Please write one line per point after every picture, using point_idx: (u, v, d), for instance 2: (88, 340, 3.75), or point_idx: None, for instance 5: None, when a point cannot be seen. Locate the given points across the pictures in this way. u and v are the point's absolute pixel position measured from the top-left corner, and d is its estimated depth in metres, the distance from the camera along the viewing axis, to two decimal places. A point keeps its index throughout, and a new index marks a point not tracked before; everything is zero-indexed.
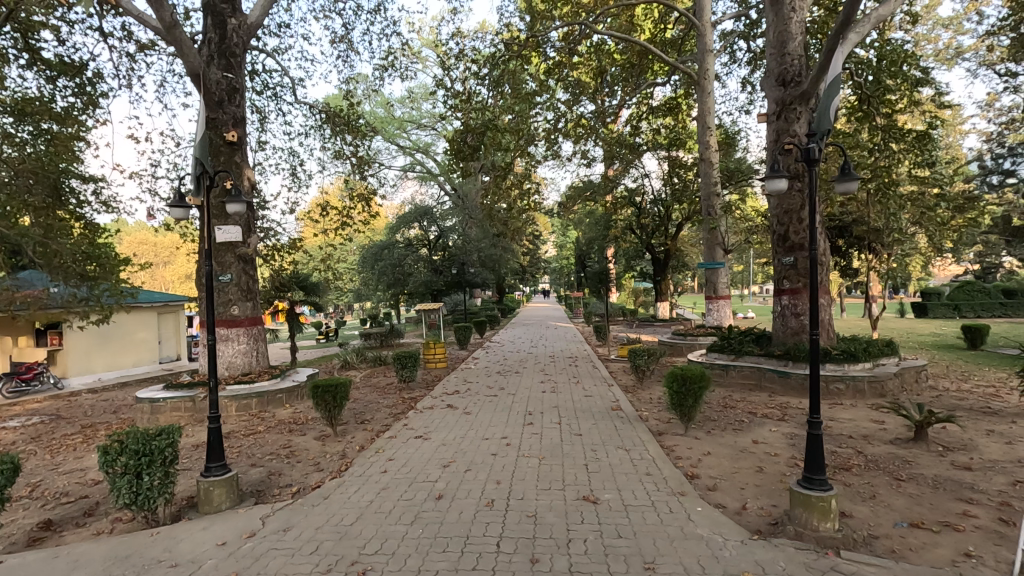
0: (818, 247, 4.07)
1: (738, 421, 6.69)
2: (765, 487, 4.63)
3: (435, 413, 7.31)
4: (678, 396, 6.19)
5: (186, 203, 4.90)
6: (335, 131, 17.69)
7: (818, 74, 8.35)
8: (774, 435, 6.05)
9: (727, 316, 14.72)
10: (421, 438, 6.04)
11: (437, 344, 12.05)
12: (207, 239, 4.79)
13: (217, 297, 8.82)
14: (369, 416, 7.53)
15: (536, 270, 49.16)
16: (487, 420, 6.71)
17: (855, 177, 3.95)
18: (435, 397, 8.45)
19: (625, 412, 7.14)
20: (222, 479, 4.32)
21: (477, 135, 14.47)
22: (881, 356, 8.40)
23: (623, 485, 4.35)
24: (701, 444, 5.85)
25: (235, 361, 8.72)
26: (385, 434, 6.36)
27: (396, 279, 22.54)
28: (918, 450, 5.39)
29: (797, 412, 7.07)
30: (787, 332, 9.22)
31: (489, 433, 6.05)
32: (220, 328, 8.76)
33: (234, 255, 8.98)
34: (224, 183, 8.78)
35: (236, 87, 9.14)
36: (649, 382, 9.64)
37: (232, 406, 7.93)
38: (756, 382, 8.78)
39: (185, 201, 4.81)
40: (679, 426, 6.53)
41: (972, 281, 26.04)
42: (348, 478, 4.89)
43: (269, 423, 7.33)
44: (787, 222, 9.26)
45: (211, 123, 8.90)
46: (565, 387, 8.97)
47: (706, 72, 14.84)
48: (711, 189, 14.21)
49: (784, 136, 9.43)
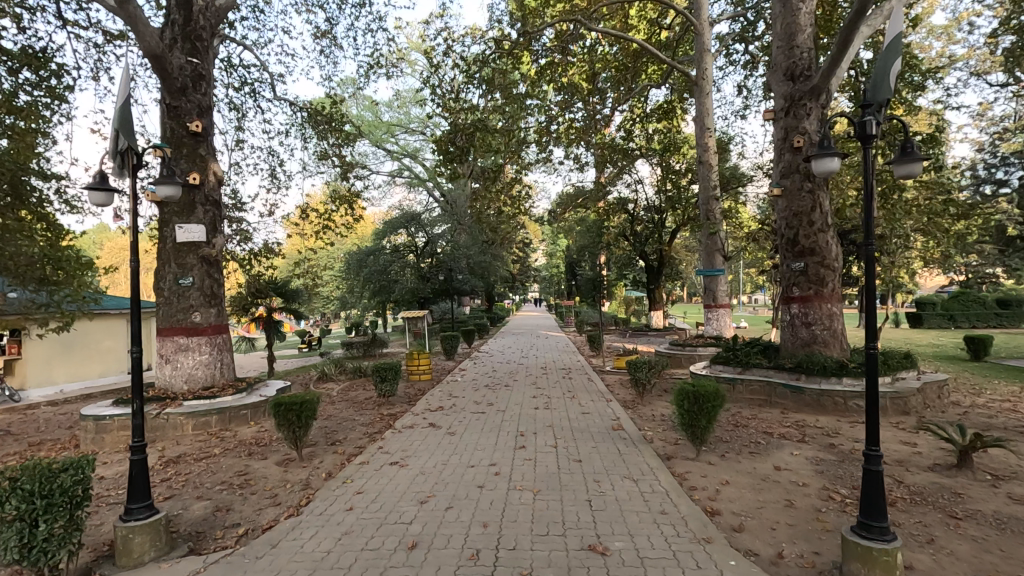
0: (874, 240, 3.43)
1: (754, 443, 6.00)
2: (799, 527, 3.93)
3: (414, 433, 6.54)
4: (688, 416, 5.49)
5: (110, 182, 4.06)
6: (317, 131, 17.03)
7: (830, 69, 7.83)
8: (797, 460, 5.37)
9: (726, 326, 14.05)
10: (397, 465, 5.25)
11: (421, 355, 11.31)
12: (135, 232, 3.97)
13: (177, 302, 7.98)
14: (341, 437, 6.74)
15: (526, 279, 48.73)
16: (473, 442, 5.93)
17: (919, 157, 3.28)
18: (416, 413, 7.67)
19: (627, 432, 6.41)
20: (146, 524, 3.54)
21: (467, 136, 13.89)
22: (900, 369, 7.79)
23: (636, 530, 3.62)
24: (716, 471, 5.15)
25: (195, 373, 7.86)
26: (357, 459, 5.58)
27: (382, 286, 21.67)
28: (965, 480, 4.73)
29: (817, 432, 6.40)
30: (797, 343, 8.61)
31: (475, 459, 5.28)
32: (179, 337, 7.91)
33: (197, 256, 8.16)
34: (187, 178, 8.00)
35: (202, 74, 8.39)
36: (650, 397, 8.94)
37: (188, 423, 7.08)
38: (766, 398, 8.09)
39: (109, 183, 3.98)
40: (689, 449, 5.82)
41: (965, 290, 25.76)
42: (306, 517, 4.09)
43: (228, 444, 6.51)
44: (796, 225, 8.72)
45: (172, 111, 8.11)
46: (559, 403, 8.20)
47: (704, 73, 14.32)
48: (709, 193, 13.71)
49: (792, 134, 8.87)
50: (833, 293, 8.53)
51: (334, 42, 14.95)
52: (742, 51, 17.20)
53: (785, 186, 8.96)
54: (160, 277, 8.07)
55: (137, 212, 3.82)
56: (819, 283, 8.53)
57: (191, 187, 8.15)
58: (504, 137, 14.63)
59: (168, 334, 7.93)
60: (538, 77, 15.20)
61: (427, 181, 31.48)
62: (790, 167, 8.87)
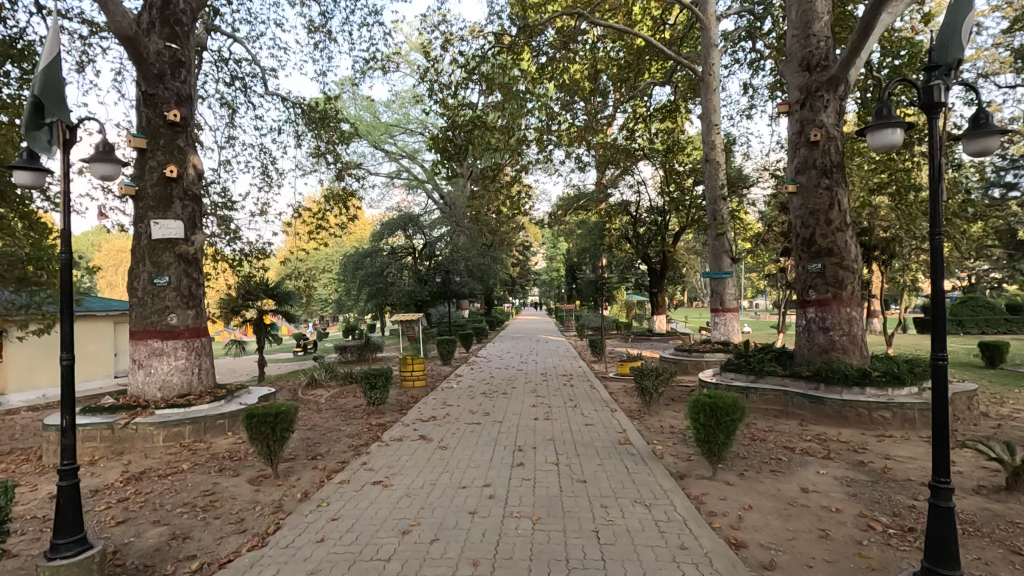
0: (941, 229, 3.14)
1: (775, 460, 5.46)
2: (839, 564, 3.40)
3: (403, 446, 6.00)
4: (704, 430, 4.95)
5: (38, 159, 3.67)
6: (311, 129, 16.53)
7: (851, 57, 7.34)
8: (826, 480, 4.84)
9: (734, 330, 13.44)
10: (380, 485, 4.70)
11: (415, 360, 10.77)
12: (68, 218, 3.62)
13: (152, 303, 7.44)
14: (324, 450, 6.20)
15: (525, 283, 48.22)
16: (466, 458, 5.39)
17: (994, 129, 3.05)
18: (406, 424, 7.11)
19: (635, 446, 5.87)
20: (73, 563, 3.02)
21: (465, 134, 13.61)
22: (928, 379, 7.25)
23: (653, 570, 3.09)
24: (737, 493, 4.60)
25: (169, 380, 7.32)
26: (337, 477, 5.04)
27: (379, 289, 21.08)
28: (1019, 506, 4.19)
29: (841, 448, 5.87)
30: (813, 349, 8.06)
31: (467, 479, 4.74)
32: (153, 341, 7.38)
33: (174, 254, 7.62)
34: (165, 171, 7.51)
35: (181, 60, 7.89)
36: (658, 406, 8.39)
37: (159, 435, 6.53)
38: (782, 409, 7.54)
39: (39, 159, 3.58)
40: (705, 466, 5.28)
41: (974, 295, 25.19)
42: (268, 550, 3.54)
43: (199, 458, 5.97)
44: (813, 224, 8.21)
45: (148, 99, 7.60)
46: (560, 413, 7.65)
47: (711, 69, 13.83)
48: (716, 193, 13.19)
49: (808, 127, 8.35)
50: (853, 296, 8.00)
51: (327, 35, 14.48)
52: (750, 49, 16.71)
53: (800, 183, 8.43)
54: (134, 277, 7.57)
55: (65, 180, 3.36)
56: (838, 285, 8.00)
57: (167, 180, 7.64)
58: (503, 135, 14.17)
59: (141, 337, 7.41)
60: (539, 74, 14.71)
61: (426, 182, 30.96)
62: (806, 162, 8.35)
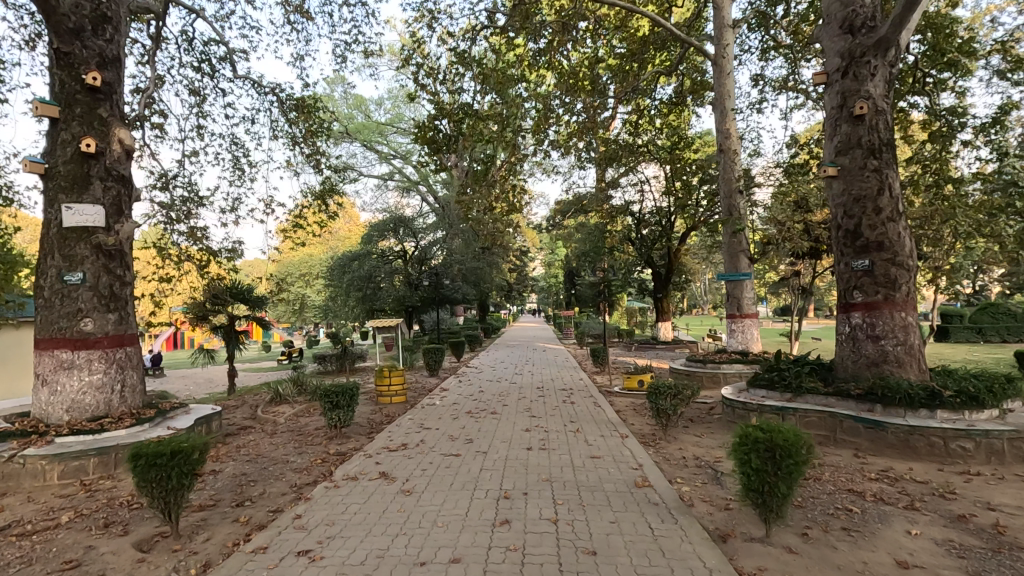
0: None
1: (845, 513, 4.12)
2: None
3: (356, 489, 4.64)
4: (755, 478, 3.62)
5: None
6: (288, 120, 15.22)
7: (911, 7, 6.06)
8: (926, 547, 3.53)
9: (753, 339, 12.10)
10: (306, 559, 3.34)
11: (393, 373, 9.45)
12: None
13: (61, 305, 6.08)
14: (258, 492, 4.83)
15: (522, 287, 46.86)
16: (433, 511, 4.02)
17: None
18: (369, 456, 5.74)
19: (656, 490, 4.53)
20: None
21: (455, 123, 12.31)
22: (1009, 399, 5.94)
23: None
24: (810, 570, 3.26)
25: (80, 400, 5.97)
26: (253, 541, 3.67)
27: (366, 294, 19.76)
28: None
29: (924, 492, 4.54)
30: (860, 362, 6.74)
31: (430, 548, 3.37)
32: (62, 351, 6.04)
33: (90, 245, 6.29)
34: (80, 146, 6.20)
35: (105, 15, 6.60)
36: (676, 430, 7.03)
37: (54, 471, 5.18)
38: (829, 435, 6.19)
39: None
40: (754, 524, 3.94)
41: (994, 302, 23.84)
42: None
43: (91, 505, 4.60)
44: (858, 213, 6.91)
45: (62, 58, 6.30)
46: (559, 440, 6.27)
47: (724, 49, 12.37)
48: (732, 185, 11.89)
49: (852, 99, 7.07)
50: (907, 300, 6.68)
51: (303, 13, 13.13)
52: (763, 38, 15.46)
53: (842, 165, 7.13)
54: (41, 273, 6.22)
55: None
56: (890, 286, 6.68)
57: (84, 157, 6.34)
58: (495, 126, 12.78)
59: (48, 347, 6.06)
60: (535, 63, 13.44)
61: (420, 184, 29.79)
62: (849, 141, 7.07)
